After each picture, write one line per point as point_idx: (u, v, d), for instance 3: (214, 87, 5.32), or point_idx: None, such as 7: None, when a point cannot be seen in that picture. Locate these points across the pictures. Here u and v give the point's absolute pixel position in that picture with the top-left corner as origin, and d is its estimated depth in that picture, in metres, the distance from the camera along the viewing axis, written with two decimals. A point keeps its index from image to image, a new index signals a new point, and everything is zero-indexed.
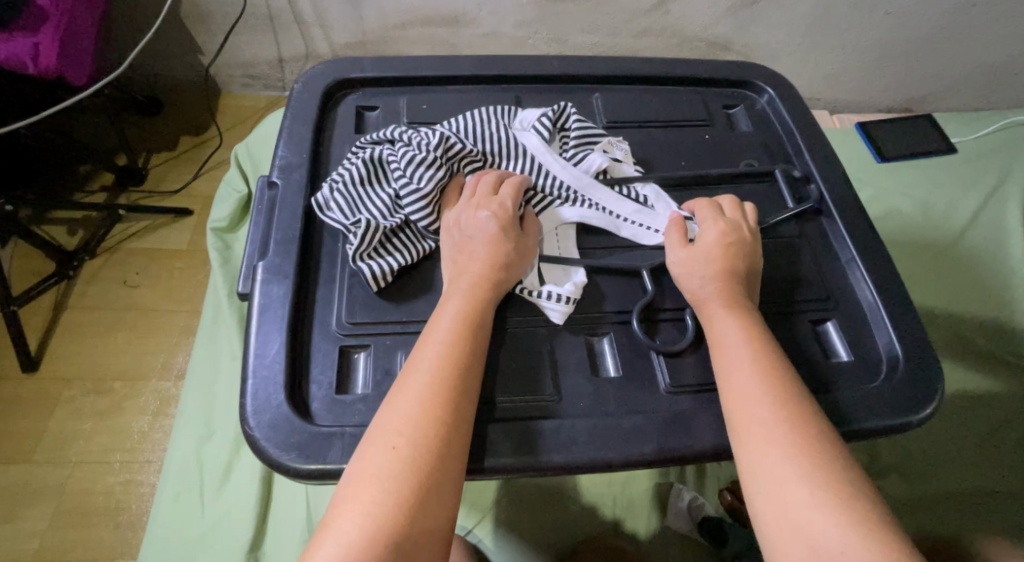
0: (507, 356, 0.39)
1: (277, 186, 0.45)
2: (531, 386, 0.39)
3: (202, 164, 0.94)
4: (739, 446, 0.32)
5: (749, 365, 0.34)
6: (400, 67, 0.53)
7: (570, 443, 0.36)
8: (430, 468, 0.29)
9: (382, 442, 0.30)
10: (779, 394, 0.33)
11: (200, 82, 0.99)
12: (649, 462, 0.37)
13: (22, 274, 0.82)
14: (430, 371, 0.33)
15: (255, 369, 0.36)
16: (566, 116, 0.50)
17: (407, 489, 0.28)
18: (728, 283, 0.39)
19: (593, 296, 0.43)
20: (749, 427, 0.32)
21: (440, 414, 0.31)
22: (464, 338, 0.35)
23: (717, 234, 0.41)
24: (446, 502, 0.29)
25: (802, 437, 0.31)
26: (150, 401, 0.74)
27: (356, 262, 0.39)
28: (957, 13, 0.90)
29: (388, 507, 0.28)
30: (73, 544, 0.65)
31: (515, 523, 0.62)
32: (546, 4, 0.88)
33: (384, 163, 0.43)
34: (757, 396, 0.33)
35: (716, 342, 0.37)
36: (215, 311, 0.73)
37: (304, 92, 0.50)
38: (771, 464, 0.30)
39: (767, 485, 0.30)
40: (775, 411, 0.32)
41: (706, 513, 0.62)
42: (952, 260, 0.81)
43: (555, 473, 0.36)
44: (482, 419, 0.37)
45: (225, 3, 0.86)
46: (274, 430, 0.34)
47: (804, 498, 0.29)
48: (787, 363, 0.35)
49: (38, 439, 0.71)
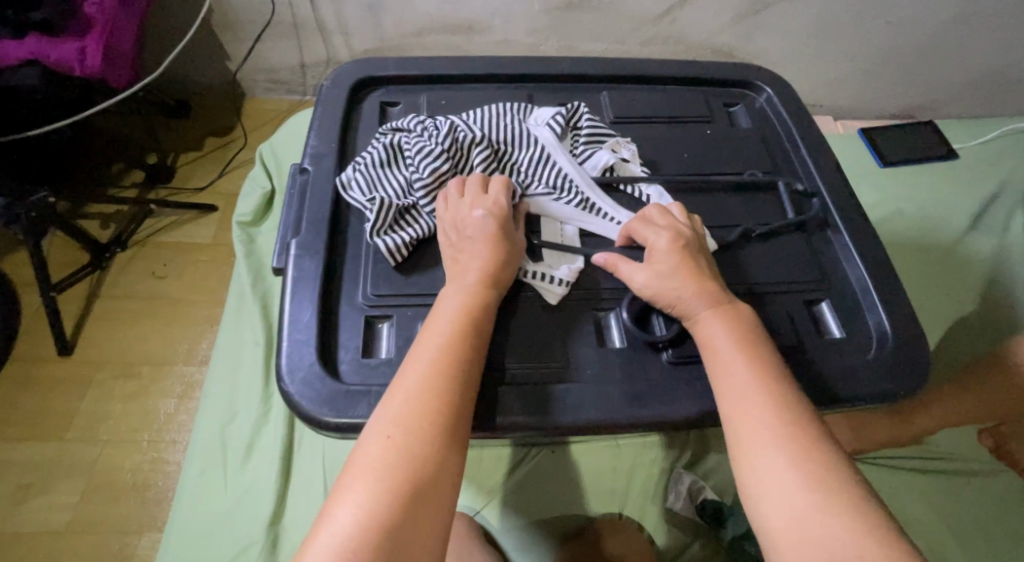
0: (516, 328, 0.43)
1: (308, 172, 0.49)
2: (542, 354, 0.42)
3: (228, 163, 0.99)
4: (741, 452, 0.32)
5: (747, 370, 0.34)
6: (422, 67, 0.57)
7: (578, 406, 0.40)
8: (430, 457, 0.30)
9: (382, 431, 0.31)
10: (775, 403, 0.32)
11: (228, 87, 1.05)
12: (649, 424, 0.40)
13: (57, 264, 0.86)
14: (426, 368, 0.33)
15: (289, 332, 0.40)
16: (579, 115, 0.53)
17: (406, 477, 0.29)
18: (694, 287, 0.39)
19: (597, 274, 0.46)
20: (744, 435, 0.32)
21: (440, 406, 0.32)
22: (462, 334, 0.35)
23: (664, 240, 0.41)
24: (446, 487, 0.30)
25: (800, 445, 0.31)
26: (176, 385, 0.78)
27: (373, 237, 0.43)
28: (955, 23, 0.93)
29: (386, 491, 0.28)
30: (103, 517, 0.69)
31: (521, 506, 0.64)
32: (556, 13, 0.92)
33: (401, 150, 0.47)
34: (755, 403, 0.33)
35: (706, 351, 0.37)
36: (239, 299, 0.77)
37: (333, 88, 0.54)
38: (766, 473, 0.30)
39: (766, 487, 0.30)
40: (772, 418, 0.32)
41: (705, 496, 0.64)
42: (951, 257, 0.84)
43: (564, 433, 0.39)
44: (497, 383, 0.40)
45: (255, 11, 0.91)
46: (307, 386, 0.38)
47: (799, 506, 0.28)
48: (783, 369, 0.35)
49: (71, 418, 0.75)
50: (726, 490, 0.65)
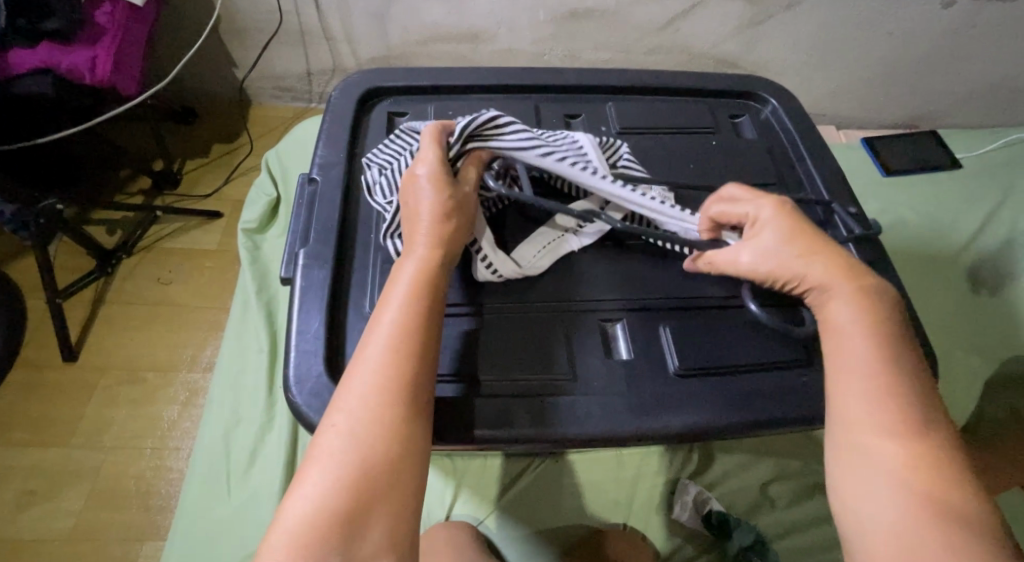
0: (524, 339, 0.43)
1: (316, 182, 0.49)
2: (549, 364, 0.42)
3: (234, 169, 0.99)
4: (842, 438, 0.31)
5: (867, 357, 0.32)
6: (429, 78, 0.58)
7: (584, 417, 0.40)
8: (381, 441, 0.29)
9: (334, 417, 0.30)
10: (894, 396, 0.30)
11: (235, 94, 1.05)
12: (658, 436, 0.40)
13: (65, 270, 0.87)
14: (373, 347, 0.32)
15: (297, 342, 0.40)
16: (617, 149, 0.51)
17: (354, 461, 0.28)
18: (805, 261, 0.36)
19: (605, 285, 0.46)
20: (848, 441, 0.30)
21: (390, 386, 0.30)
22: (414, 306, 0.33)
23: (768, 207, 0.39)
24: (404, 471, 0.29)
25: (911, 452, 0.28)
26: (180, 392, 0.78)
27: (385, 238, 0.43)
28: (957, 34, 0.94)
29: (337, 483, 0.27)
30: (107, 524, 0.69)
31: (526, 517, 0.63)
32: (562, 21, 0.92)
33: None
34: (864, 392, 0.31)
35: (829, 333, 0.34)
36: (244, 305, 0.77)
37: (342, 98, 0.55)
38: (862, 473, 0.29)
39: (854, 479, 0.29)
40: (881, 414, 0.30)
41: (712, 507, 0.63)
42: (957, 266, 0.83)
43: (568, 444, 0.40)
44: (499, 392, 0.40)
45: (262, 20, 0.92)
46: (314, 397, 0.38)
47: (886, 505, 0.27)
48: (917, 363, 0.32)
49: (76, 424, 0.75)
50: (732, 502, 0.64)
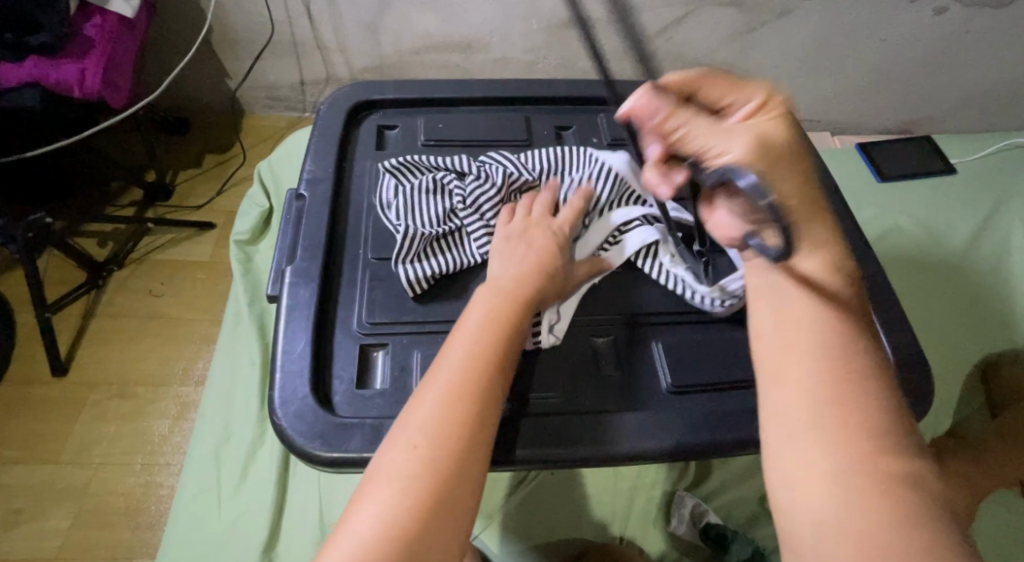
0: (556, 360, 0.42)
1: (304, 198, 0.48)
2: (577, 385, 0.42)
3: (226, 180, 0.99)
4: (773, 425, 0.26)
5: (814, 333, 0.27)
6: (420, 91, 0.58)
7: (630, 435, 0.39)
8: (454, 457, 0.29)
9: (407, 432, 0.30)
10: (845, 383, 0.25)
11: (227, 104, 1.05)
12: (666, 454, 0.39)
13: (54, 283, 0.86)
14: (455, 370, 0.32)
15: (282, 363, 0.40)
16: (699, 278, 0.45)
17: (427, 477, 0.28)
18: (797, 174, 0.27)
19: (613, 301, 0.46)
20: (776, 438, 0.25)
21: (467, 411, 0.31)
22: (496, 338, 0.35)
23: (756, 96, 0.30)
24: (469, 494, 0.29)
25: (859, 445, 0.23)
26: (171, 406, 0.77)
27: (398, 265, 0.43)
28: (949, 41, 0.94)
29: (410, 498, 0.27)
30: (95, 542, 0.68)
31: (521, 531, 0.62)
32: (555, 30, 0.92)
33: (446, 186, 0.47)
34: (801, 373, 0.26)
35: (789, 309, 0.28)
36: (236, 317, 0.76)
37: (330, 112, 0.55)
38: (795, 466, 0.24)
39: (790, 476, 0.24)
40: (823, 394, 0.25)
41: (709, 519, 0.62)
42: (954, 273, 0.82)
43: (607, 463, 0.39)
44: (518, 412, 0.40)
45: (254, 30, 0.92)
46: (300, 420, 0.37)
47: (825, 506, 0.23)
48: (875, 349, 0.27)
49: (64, 440, 0.74)
50: (730, 514, 0.63)
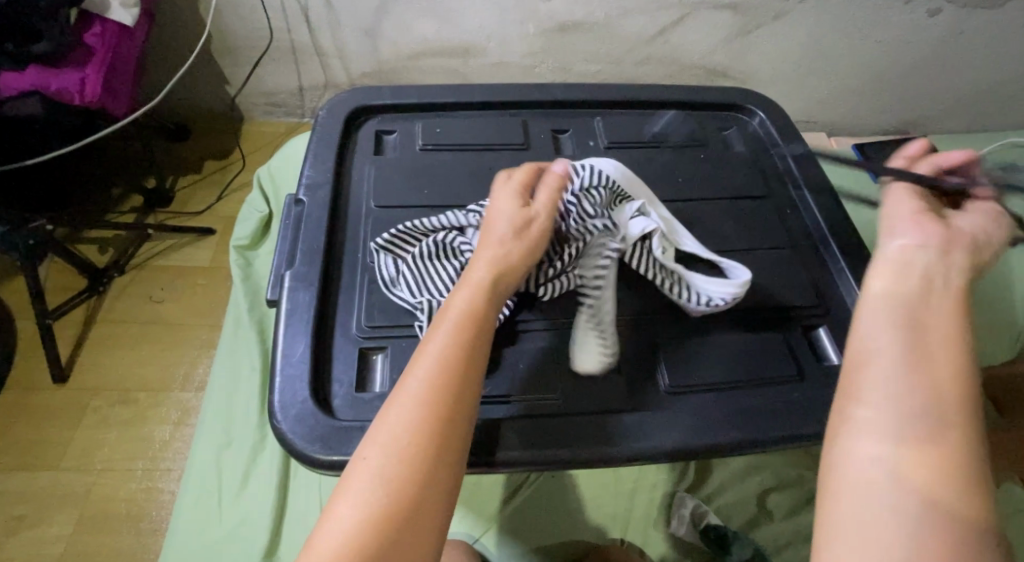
0: (547, 364, 0.42)
1: (303, 203, 0.49)
2: (571, 387, 0.42)
3: (227, 185, 0.99)
4: (860, 377, 0.25)
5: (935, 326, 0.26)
6: (418, 97, 0.58)
7: (621, 435, 0.39)
8: (415, 468, 0.27)
9: (371, 446, 0.28)
10: (943, 369, 0.24)
11: (227, 111, 1.05)
12: (662, 457, 0.39)
13: (55, 289, 0.87)
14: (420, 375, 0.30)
15: (282, 367, 0.40)
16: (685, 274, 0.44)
17: (387, 491, 0.26)
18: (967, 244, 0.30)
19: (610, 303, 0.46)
20: (859, 390, 0.25)
21: (431, 418, 0.29)
22: (464, 333, 0.32)
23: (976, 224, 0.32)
24: (435, 503, 0.27)
25: (935, 423, 0.23)
26: (172, 412, 0.77)
27: None
28: (945, 42, 0.95)
29: (369, 511, 0.26)
30: (97, 548, 0.68)
31: (520, 534, 0.62)
32: (552, 34, 0.92)
33: (456, 247, 0.43)
34: (909, 345, 0.25)
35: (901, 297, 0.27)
36: (236, 322, 0.77)
37: (328, 118, 0.55)
38: (864, 421, 0.24)
39: (856, 427, 0.24)
40: (922, 374, 0.24)
41: (710, 520, 0.62)
42: None
43: (594, 466, 0.39)
44: (501, 415, 0.40)
45: (252, 37, 0.92)
46: (299, 423, 0.37)
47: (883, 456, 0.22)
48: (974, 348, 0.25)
49: (65, 447, 0.74)
50: (730, 515, 0.63)
